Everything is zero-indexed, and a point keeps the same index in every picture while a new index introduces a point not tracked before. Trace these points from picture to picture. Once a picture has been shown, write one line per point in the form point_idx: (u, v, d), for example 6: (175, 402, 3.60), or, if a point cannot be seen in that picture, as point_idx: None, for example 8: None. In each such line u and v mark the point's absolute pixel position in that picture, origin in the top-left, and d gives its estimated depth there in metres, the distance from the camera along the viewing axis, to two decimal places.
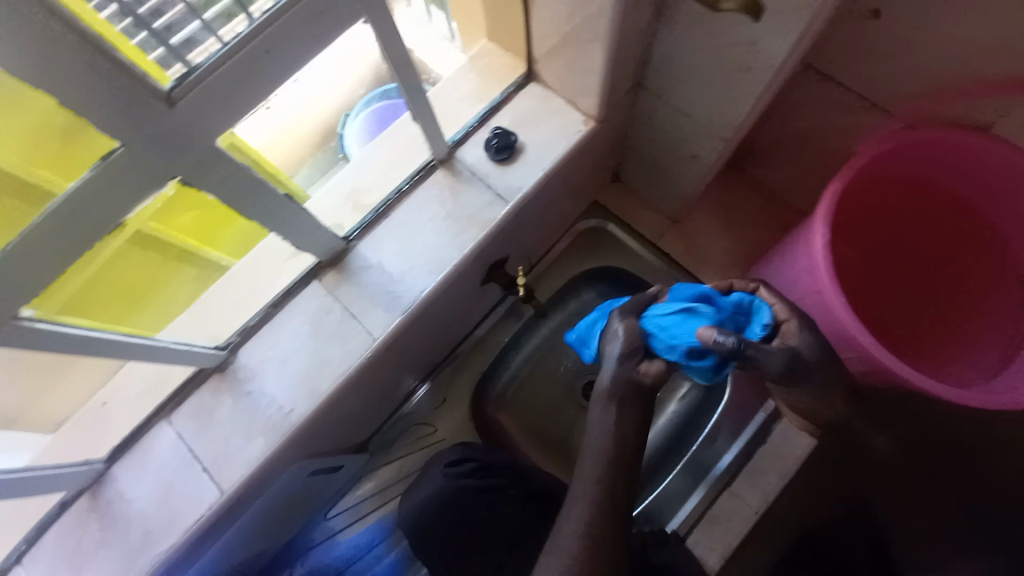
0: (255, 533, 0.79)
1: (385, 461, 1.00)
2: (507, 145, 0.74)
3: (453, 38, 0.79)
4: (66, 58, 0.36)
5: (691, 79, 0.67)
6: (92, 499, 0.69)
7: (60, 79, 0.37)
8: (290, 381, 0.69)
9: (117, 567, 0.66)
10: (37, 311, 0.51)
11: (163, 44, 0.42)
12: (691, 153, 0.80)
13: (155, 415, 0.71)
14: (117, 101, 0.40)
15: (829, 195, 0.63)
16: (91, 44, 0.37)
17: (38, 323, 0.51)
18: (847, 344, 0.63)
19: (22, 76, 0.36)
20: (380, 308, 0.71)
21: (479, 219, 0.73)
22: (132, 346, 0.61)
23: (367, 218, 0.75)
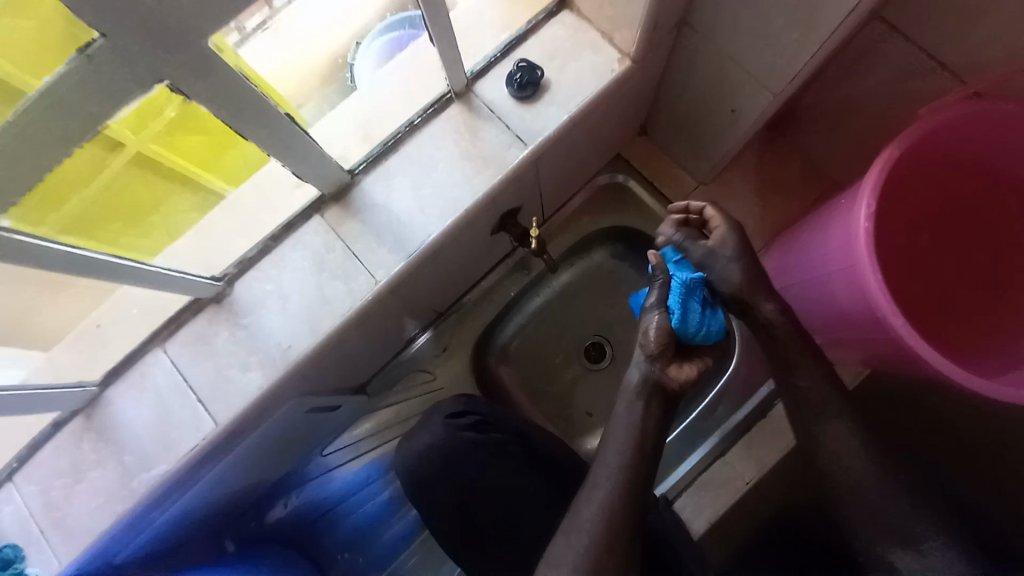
0: (250, 465, 0.80)
1: (383, 403, 1.00)
2: (532, 81, 0.67)
3: None
4: None
5: (745, 20, 0.59)
6: (87, 421, 0.69)
7: None
8: (289, 317, 0.67)
9: (113, 486, 0.67)
10: (13, 221, 0.47)
11: None
12: (731, 107, 0.73)
13: (150, 340, 0.69)
14: None
15: (881, 164, 0.58)
16: None
17: (14, 234, 0.47)
18: (875, 325, 0.60)
19: None
20: (384, 249, 0.67)
21: (496, 161, 0.68)
22: (120, 268, 0.58)
23: (375, 151, 0.70)
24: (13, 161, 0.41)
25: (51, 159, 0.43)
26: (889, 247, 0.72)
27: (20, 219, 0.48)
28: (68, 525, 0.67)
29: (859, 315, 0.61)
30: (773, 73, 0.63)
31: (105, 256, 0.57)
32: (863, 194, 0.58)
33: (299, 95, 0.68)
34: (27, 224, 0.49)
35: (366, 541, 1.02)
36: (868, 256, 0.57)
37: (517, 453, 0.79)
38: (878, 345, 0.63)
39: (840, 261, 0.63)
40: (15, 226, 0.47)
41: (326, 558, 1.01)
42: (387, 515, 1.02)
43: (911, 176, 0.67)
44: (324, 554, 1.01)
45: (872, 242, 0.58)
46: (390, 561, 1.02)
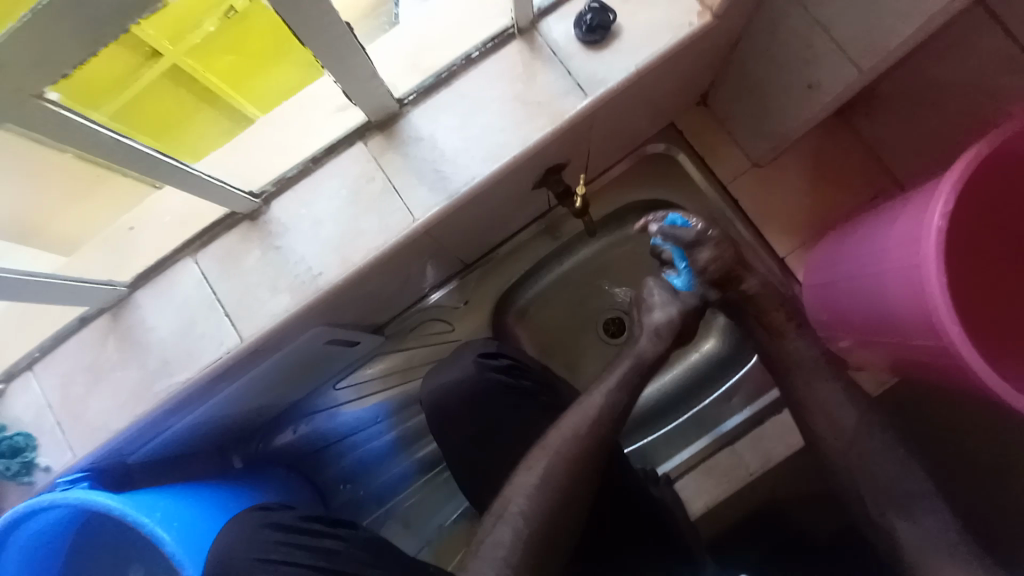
0: (264, 387, 0.81)
1: (399, 347, 1.00)
2: (602, 24, 0.63)
3: None
4: None
5: None
6: (113, 320, 0.70)
7: None
8: (323, 243, 0.66)
9: (134, 386, 0.68)
10: (61, 97, 0.47)
11: None
12: (809, 82, 0.68)
13: (182, 250, 0.68)
14: None
15: (966, 161, 0.54)
16: None
17: (63, 111, 0.47)
18: (924, 331, 0.57)
19: None
20: (425, 186, 0.65)
21: (551, 108, 0.64)
22: (162, 166, 0.56)
23: (427, 81, 0.66)
24: (61, 26, 0.40)
25: (106, 31, 0.42)
26: (955, 252, 0.68)
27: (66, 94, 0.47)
28: (86, 420, 0.69)
29: (910, 317, 0.59)
30: (865, 48, 0.58)
31: (151, 149, 0.55)
32: (939, 192, 0.55)
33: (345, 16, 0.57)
34: (72, 101, 0.48)
35: (369, 474, 1.05)
36: (934, 257, 0.54)
37: (542, 404, 0.79)
38: (923, 353, 0.60)
39: (901, 259, 0.60)
40: (62, 101, 0.47)
41: (328, 485, 1.03)
42: (391, 455, 1.04)
43: (993, 181, 0.63)
44: (325, 483, 1.03)
45: (940, 243, 0.54)
46: (389, 497, 1.05)
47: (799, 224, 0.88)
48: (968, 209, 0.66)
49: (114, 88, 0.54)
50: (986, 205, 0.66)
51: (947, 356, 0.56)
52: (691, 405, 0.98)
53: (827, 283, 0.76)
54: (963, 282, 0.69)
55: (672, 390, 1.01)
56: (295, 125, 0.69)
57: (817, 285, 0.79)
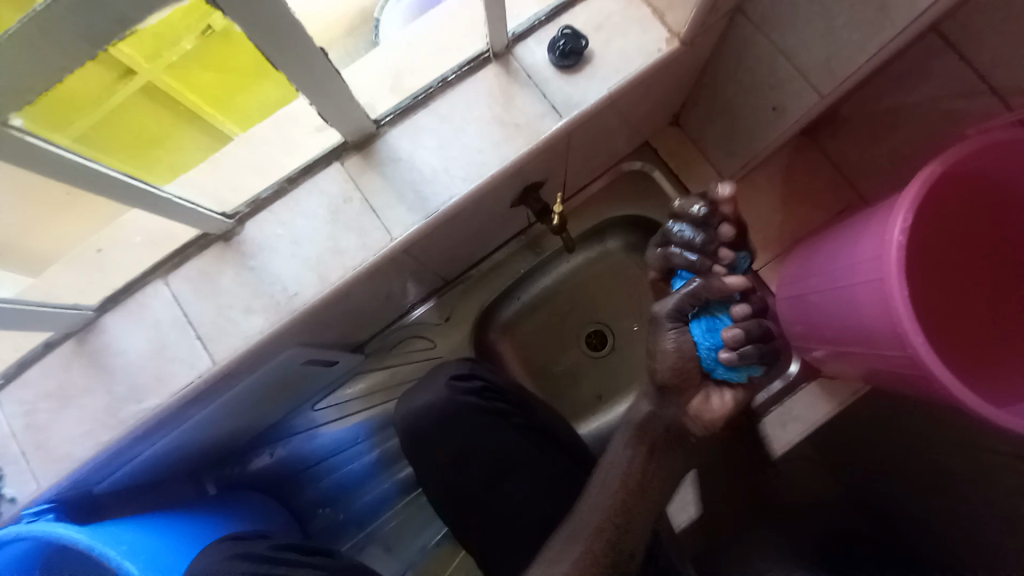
0: (238, 409, 0.79)
1: (379, 366, 0.99)
2: (574, 50, 0.64)
3: None
4: None
5: (809, 6, 0.56)
6: (80, 345, 0.67)
7: None
8: (300, 263, 0.65)
9: (102, 412, 0.66)
10: (27, 122, 0.46)
11: None
12: (774, 104, 0.71)
13: (153, 271, 0.67)
14: None
15: (922, 180, 0.56)
16: None
17: (28, 137, 0.46)
18: (890, 342, 0.59)
19: None
20: (404, 206, 0.65)
21: (528, 129, 0.66)
22: (132, 191, 0.55)
23: (404, 102, 0.67)
24: (28, 53, 0.39)
25: (75, 57, 0.42)
26: (920, 264, 0.70)
27: (32, 119, 0.46)
28: (51, 449, 0.66)
29: (875, 329, 0.61)
30: (825, 74, 0.61)
31: (121, 173, 0.55)
32: (899, 209, 0.57)
33: (325, 41, 0.58)
34: (38, 126, 0.47)
35: (348, 497, 1.02)
36: (897, 272, 0.56)
37: (517, 424, 0.80)
38: (890, 364, 0.62)
39: (865, 274, 0.62)
40: (28, 127, 0.46)
41: (306, 509, 1.01)
42: (371, 476, 1.02)
43: (950, 200, 0.66)
44: (303, 506, 1.00)
45: (902, 258, 0.57)
46: (370, 519, 1.03)
47: (771, 239, 0.91)
48: (930, 225, 0.68)
49: (90, 107, 0.51)
50: (945, 220, 0.68)
51: (913, 367, 0.58)
52: None
53: (799, 296, 0.78)
54: (927, 293, 0.71)
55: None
56: (270, 145, 0.69)
57: (790, 298, 0.81)
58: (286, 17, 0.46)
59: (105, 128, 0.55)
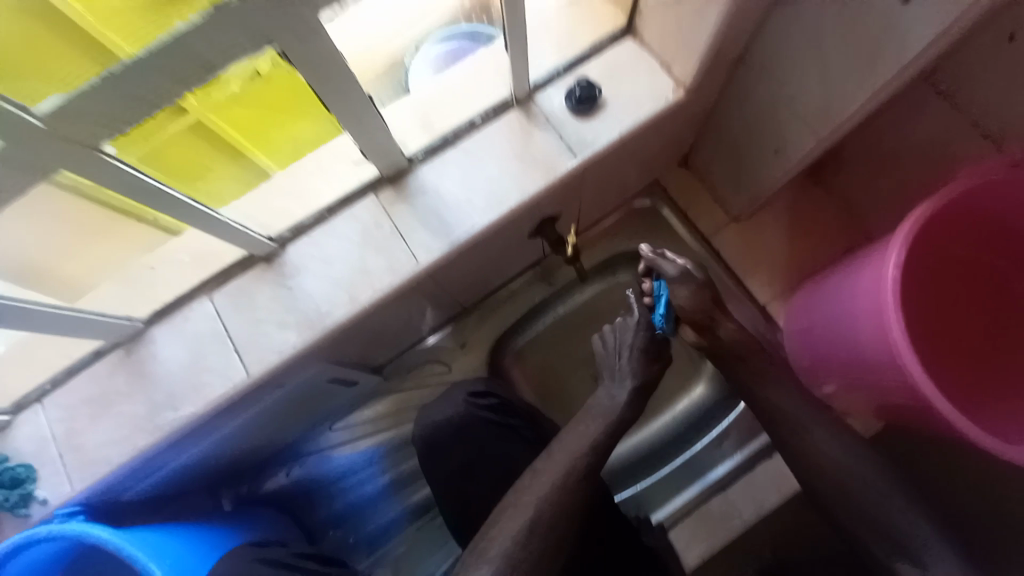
0: (264, 424, 0.83)
1: (396, 389, 1.02)
2: (590, 97, 0.71)
3: None
4: None
5: (804, 60, 0.62)
6: (126, 354, 0.73)
7: None
8: (333, 284, 0.70)
9: (139, 419, 0.70)
10: (117, 149, 0.52)
11: None
12: (777, 148, 0.76)
13: (200, 289, 0.73)
14: None
15: (915, 218, 0.60)
16: None
17: (117, 161, 0.52)
18: (890, 372, 0.62)
19: None
20: (429, 233, 0.71)
21: (546, 166, 0.72)
22: (194, 213, 0.61)
23: (435, 142, 0.74)
24: (123, 92, 0.45)
25: (160, 98, 0.47)
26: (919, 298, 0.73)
27: (122, 148, 0.53)
28: (87, 453, 0.70)
29: (880, 359, 0.62)
30: (821, 118, 0.66)
31: (185, 195, 0.60)
32: (893, 245, 0.61)
33: (370, 87, 0.65)
34: (127, 153, 0.54)
35: (359, 521, 1.03)
36: (893, 304, 0.59)
37: (526, 439, 0.81)
38: (893, 393, 0.64)
39: (865, 306, 0.64)
40: (117, 153, 0.52)
41: (317, 529, 1.02)
42: (382, 500, 1.03)
43: (944, 237, 0.69)
44: (314, 528, 1.01)
45: (898, 291, 0.60)
46: (380, 544, 1.03)
47: (777, 273, 0.94)
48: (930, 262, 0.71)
49: (141, 137, 0.53)
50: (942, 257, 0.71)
51: (913, 396, 0.60)
52: (683, 450, 1.00)
53: (805, 328, 0.81)
54: (926, 326, 0.73)
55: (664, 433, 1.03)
56: None
57: (797, 330, 0.84)
58: (341, 67, 0.54)
59: (155, 159, 0.57)
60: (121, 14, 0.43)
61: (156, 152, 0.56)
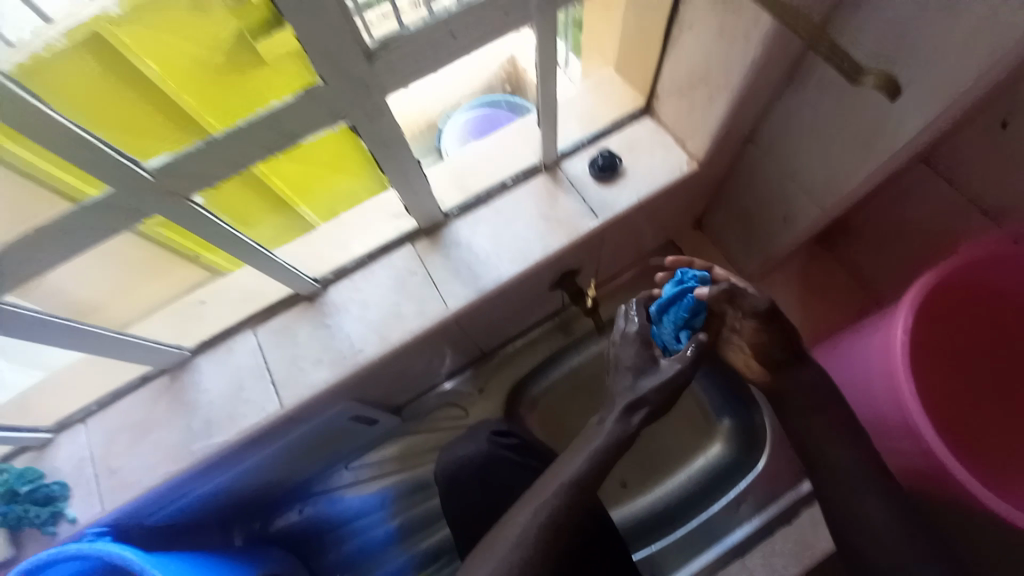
0: (286, 457, 0.86)
1: (414, 432, 1.04)
2: (612, 166, 0.79)
3: (573, 79, 0.82)
4: (309, 10, 0.43)
5: (810, 142, 0.68)
6: (171, 381, 0.78)
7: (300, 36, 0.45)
8: (367, 324, 0.76)
9: (174, 444, 0.74)
10: (205, 199, 0.58)
11: (388, 21, 0.49)
12: (788, 217, 0.81)
13: (245, 323, 0.79)
14: (332, 59, 0.48)
15: (920, 287, 0.63)
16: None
17: (204, 211, 0.58)
18: (906, 436, 0.63)
19: (284, 20, 0.43)
20: (459, 281, 0.77)
21: (570, 226, 0.78)
22: (259, 258, 0.67)
23: (469, 200, 0.81)
24: (222, 154, 0.52)
25: (248, 158, 0.54)
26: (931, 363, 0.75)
27: (209, 198, 0.59)
28: (122, 474, 0.74)
29: (887, 417, 0.65)
30: (828, 193, 0.71)
31: (252, 240, 0.66)
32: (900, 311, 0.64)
33: (416, 148, 0.72)
34: (211, 202, 0.60)
35: (364, 567, 1.02)
36: (903, 368, 0.62)
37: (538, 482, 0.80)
38: (910, 458, 0.65)
39: (877, 369, 0.67)
40: (204, 203, 0.58)
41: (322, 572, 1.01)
42: (388, 546, 1.02)
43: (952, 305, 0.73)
44: (320, 570, 1.00)
45: (907, 356, 0.62)
46: None
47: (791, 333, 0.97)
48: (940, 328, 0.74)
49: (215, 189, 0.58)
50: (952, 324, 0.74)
51: (930, 461, 0.61)
52: (702, 511, 0.95)
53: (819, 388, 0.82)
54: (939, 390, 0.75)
55: (680, 492, 1.01)
56: None
57: None
58: (399, 137, 0.62)
59: (221, 205, 0.62)
60: (215, 96, 0.50)
61: (226, 198, 0.62)
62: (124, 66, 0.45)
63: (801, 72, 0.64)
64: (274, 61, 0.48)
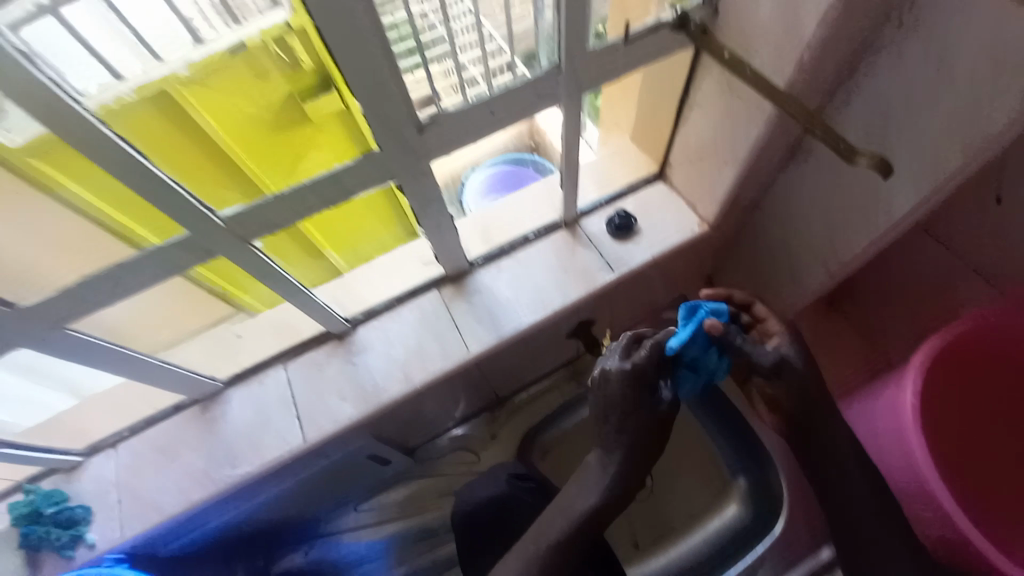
0: (301, 492, 0.87)
1: (424, 476, 1.05)
2: (627, 226, 0.85)
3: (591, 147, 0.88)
4: (378, 92, 0.51)
5: (815, 210, 0.74)
6: (202, 410, 0.81)
7: (366, 111, 0.53)
8: (393, 364, 0.80)
9: (198, 472, 0.77)
10: (264, 244, 0.65)
11: (433, 102, 0.57)
12: (797, 278, 0.85)
13: (277, 357, 0.83)
14: (390, 130, 0.56)
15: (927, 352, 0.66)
16: (399, 85, 0.52)
17: (263, 255, 0.64)
18: (921, 499, 0.64)
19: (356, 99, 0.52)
20: (481, 327, 0.81)
21: (587, 279, 0.83)
22: (302, 298, 0.73)
23: (493, 251, 0.87)
24: (287, 206, 0.59)
25: (307, 210, 0.61)
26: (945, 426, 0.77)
27: (268, 244, 0.66)
28: (146, 501, 0.76)
29: (901, 479, 0.66)
30: (833, 257, 0.76)
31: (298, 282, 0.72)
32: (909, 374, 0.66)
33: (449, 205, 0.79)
34: (270, 248, 0.66)
35: None
36: (913, 431, 0.64)
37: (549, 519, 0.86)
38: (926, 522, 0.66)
39: (889, 431, 0.69)
40: (263, 247, 0.64)
41: None
42: None
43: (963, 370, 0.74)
44: None
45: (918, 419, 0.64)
46: None
47: None
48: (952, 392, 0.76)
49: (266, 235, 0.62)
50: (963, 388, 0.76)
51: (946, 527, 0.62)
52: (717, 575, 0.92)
53: None
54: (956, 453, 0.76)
55: (697, 556, 0.97)
56: None
57: None
58: (438, 194, 0.69)
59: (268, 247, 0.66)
60: (266, 155, 0.57)
61: (283, 245, 0.68)
62: (190, 131, 0.51)
63: (803, 150, 0.70)
64: (317, 120, 0.56)
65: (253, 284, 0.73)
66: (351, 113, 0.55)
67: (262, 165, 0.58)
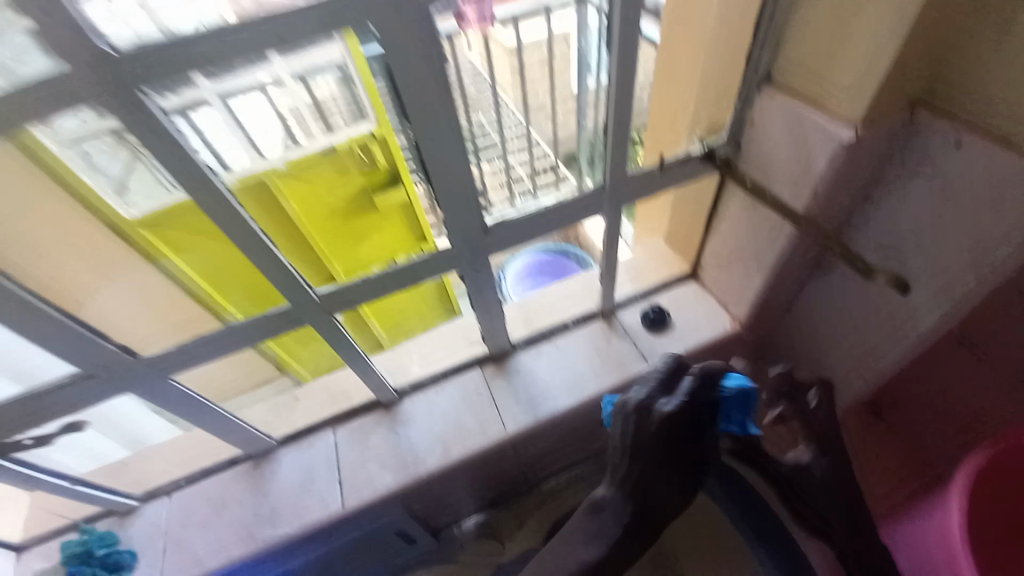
0: (329, 563, 0.88)
1: (444, 561, 1.03)
2: (661, 321, 0.91)
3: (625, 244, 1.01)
4: (457, 203, 0.63)
5: (844, 318, 0.78)
6: (253, 468, 0.86)
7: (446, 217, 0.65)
8: (434, 437, 0.85)
9: (242, 528, 0.81)
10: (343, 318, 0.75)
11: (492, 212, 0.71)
12: (833, 382, 0.86)
13: (327, 421, 0.89)
14: (462, 231, 0.67)
15: (968, 472, 0.65)
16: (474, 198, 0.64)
17: (341, 327, 0.74)
18: None
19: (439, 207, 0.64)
20: (519, 407, 0.86)
21: (621, 367, 0.88)
22: (364, 368, 0.81)
23: (535, 335, 0.93)
24: (369, 288, 0.70)
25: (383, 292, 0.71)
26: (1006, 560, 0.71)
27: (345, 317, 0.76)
28: (189, 553, 0.80)
29: None
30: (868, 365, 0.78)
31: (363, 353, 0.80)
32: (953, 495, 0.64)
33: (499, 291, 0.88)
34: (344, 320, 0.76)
35: None
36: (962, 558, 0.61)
37: None
38: None
39: (938, 557, 0.65)
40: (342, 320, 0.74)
41: None
42: None
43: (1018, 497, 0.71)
44: None
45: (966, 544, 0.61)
46: None
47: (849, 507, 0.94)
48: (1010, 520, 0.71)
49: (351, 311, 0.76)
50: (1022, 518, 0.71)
51: None
52: None
53: None
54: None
55: None
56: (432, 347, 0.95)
57: None
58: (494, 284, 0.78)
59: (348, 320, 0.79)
60: (336, 234, 0.72)
61: (355, 318, 0.79)
62: (276, 211, 0.64)
63: (828, 263, 0.76)
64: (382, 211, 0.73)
65: (306, 354, 0.84)
66: (411, 206, 0.72)
67: (328, 243, 0.73)
